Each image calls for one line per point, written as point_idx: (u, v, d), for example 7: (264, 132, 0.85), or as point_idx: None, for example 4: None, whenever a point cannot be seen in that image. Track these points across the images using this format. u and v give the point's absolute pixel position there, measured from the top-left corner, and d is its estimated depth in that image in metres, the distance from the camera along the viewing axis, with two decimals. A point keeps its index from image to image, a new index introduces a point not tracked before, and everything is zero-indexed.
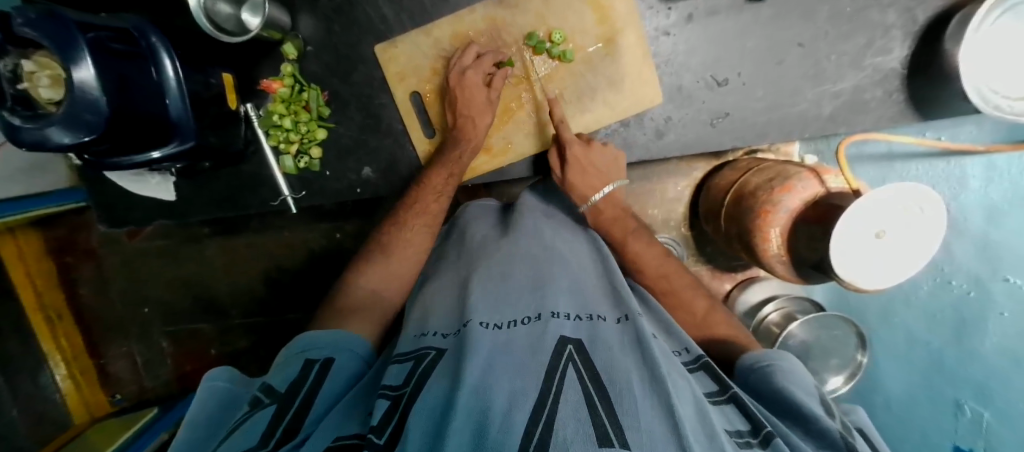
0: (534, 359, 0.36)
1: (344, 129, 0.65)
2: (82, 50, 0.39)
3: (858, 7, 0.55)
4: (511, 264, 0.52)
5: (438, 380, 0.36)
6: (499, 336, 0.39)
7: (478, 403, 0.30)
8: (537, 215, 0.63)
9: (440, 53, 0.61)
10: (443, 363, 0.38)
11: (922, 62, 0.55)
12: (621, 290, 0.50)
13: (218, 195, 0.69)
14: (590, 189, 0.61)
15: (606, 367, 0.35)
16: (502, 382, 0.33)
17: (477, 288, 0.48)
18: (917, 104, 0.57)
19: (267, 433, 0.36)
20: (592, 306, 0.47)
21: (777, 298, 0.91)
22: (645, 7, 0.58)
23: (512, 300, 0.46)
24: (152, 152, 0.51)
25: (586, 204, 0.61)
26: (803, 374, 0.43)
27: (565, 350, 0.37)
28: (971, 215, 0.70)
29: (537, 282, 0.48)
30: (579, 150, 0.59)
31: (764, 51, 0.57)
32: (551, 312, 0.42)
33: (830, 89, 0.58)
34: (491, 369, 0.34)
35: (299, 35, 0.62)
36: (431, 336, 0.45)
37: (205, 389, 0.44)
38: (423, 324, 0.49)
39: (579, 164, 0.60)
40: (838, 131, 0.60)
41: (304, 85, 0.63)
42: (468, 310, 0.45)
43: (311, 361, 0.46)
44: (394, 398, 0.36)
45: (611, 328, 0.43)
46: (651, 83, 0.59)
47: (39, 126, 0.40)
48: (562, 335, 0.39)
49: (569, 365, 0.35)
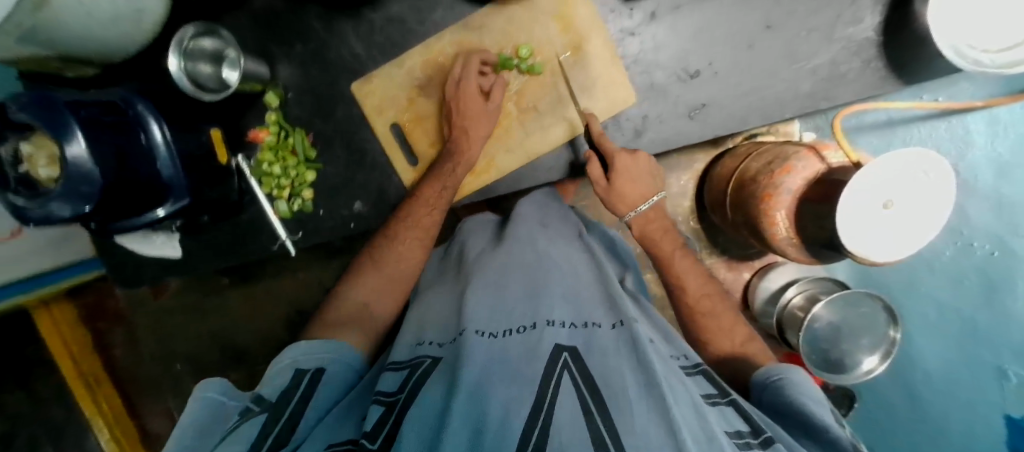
0: (529, 367, 0.36)
1: (332, 169, 0.66)
2: (72, 127, 0.41)
3: None
4: (506, 273, 0.52)
5: (437, 383, 0.36)
6: (494, 344, 0.39)
7: (476, 408, 0.31)
8: (531, 224, 0.62)
9: (414, 82, 0.62)
10: (438, 372, 0.39)
11: (895, 27, 0.54)
12: (615, 291, 0.50)
13: (220, 247, 0.71)
14: (639, 196, 0.61)
15: (601, 374, 0.35)
16: (498, 388, 0.33)
17: (473, 297, 0.48)
18: (898, 70, 0.56)
19: (255, 444, 0.36)
20: (587, 311, 0.46)
21: (799, 281, 0.89)
22: (607, 11, 0.58)
23: (507, 309, 0.46)
24: (156, 211, 0.54)
25: (633, 212, 0.63)
26: (812, 386, 0.44)
27: (561, 357, 0.37)
28: (980, 171, 0.76)
29: (531, 290, 0.49)
30: (627, 160, 0.58)
31: (733, 37, 0.57)
32: (546, 321, 0.42)
33: (806, 67, 0.57)
34: (488, 374, 0.34)
35: (279, 83, 0.63)
36: (427, 346, 0.46)
37: (197, 401, 0.44)
38: (419, 333, 0.49)
39: (628, 173, 0.59)
40: (821, 107, 0.58)
41: (289, 130, 0.64)
42: (465, 318, 0.45)
43: (303, 372, 0.46)
44: (388, 405, 0.37)
45: (607, 332, 0.43)
46: (622, 84, 0.59)
47: (41, 205, 0.42)
48: (557, 343, 0.39)
49: (564, 373, 0.35)
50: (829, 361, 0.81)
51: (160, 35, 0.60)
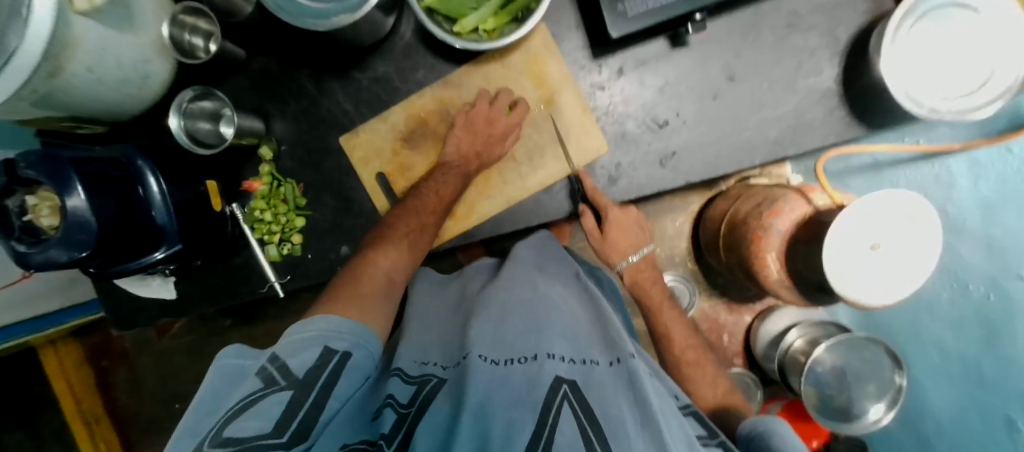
0: (531, 393, 0.38)
1: (320, 215, 0.69)
2: (74, 183, 0.45)
3: (780, 37, 0.58)
4: (508, 305, 0.50)
5: (443, 402, 0.40)
6: (497, 372, 0.40)
7: (480, 425, 0.35)
8: (524, 265, 0.60)
9: (397, 135, 0.65)
10: (442, 395, 0.41)
11: (853, 77, 0.57)
12: (611, 321, 0.51)
13: (211, 290, 0.73)
14: (630, 248, 0.68)
15: (601, 407, 0.37)
16: (501, 411, 0.36)
17: (478, 324, 0.48)
18: (861, 117, 0.58)
19: (278, 427, 0.34)
20: (585, 345, 0.46)
21: (801, 324, 0.88)
22: (577, 68, 0.62)
23: (511, 339, 0.45)
24: (154, 254, 0.57)
25: (626, 261, 0.69)
26: (794, 437, 0.43)
27: (561, 389, 0.38)
28: (969, 215, 0.75)
29: (533, 324, 0.47)
30: (618, 213, 0.64)
31: (698, 90, 0.60)
32: (548, 353, 0.43)
33: (771, 117, 0.59)
34: (492, 394, 0.38)
35: (274, 137, 0.67)
36: (432, 366, 0.48)
37: (214, 368, 0.40)
38: (422, 353, 0.51)
39: (619, 225, 0.65)
40: (789, 153, 0.60)
41: (281, 180, 0.68)
42: (471, 342, 0.45)
43: (330, 351, 0.41)
44: (401, 413, 0.41)
45: (605, 370, 0.43)
46: (594, 134, 0.61)
47: (41, 251, 0.45)
48: (558, 374, 0.40)
49: (565, 402, 0.37)
50: (835, 408, 0.78)
51: (167, 97, 0.65)
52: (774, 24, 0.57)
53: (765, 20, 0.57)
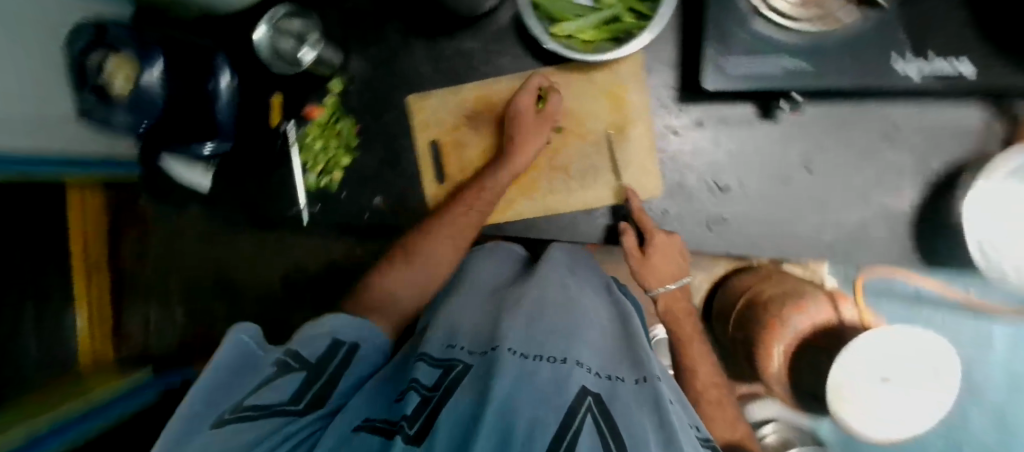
0: (557, 393, 0.28)
1: (365, 160, 0.69)
2: (156, 59, 0.50)
3: (871, 145, 0.56)
4: (539, 304, 0.42)
5: (467, 390, 0.29)
6: (524, 367, 0.31)
7: (502, 414, 0.25)
8: (560, 268, 0.52)
9: (463, 110, 0.66)
10: (468, 381, 0.31)
11: (930, 210, 0.56)
12: (638, 340, 0.43)
13: (245, 198, 0.72)
14: (669, 276, 0.59)
15: (628, 423, 0.28)
16: (526, 403, 0.26)
17: (508, 317, 0.40)
18: (924, 252, 0.56)
19: (294, 398, 0.36)
20: (607, 360, 0.38)
21: (778, 422, 0.85)
22: (658, 106, 0.61)
23: (540, 337, 0.36)
24: (204, 147, 0.57)
25: (661, 288, 0.60)
26: None
27: (586, 399, 0.29)
28: (994, 381, 0.75)
29: (565, 329, 0.39)
30: (664, 239, 0.57)
31: (771, 168, 0.59)
32: (576, 361, 0.33)
33: (833, 218, 0.58)
34: (519, 386, 0.28)
35: (347, 73, 0.68)
36: (461, 351, 0.38)
37: (229, 347, 0.37)
38: (452, 335, 0.42)
39: (664, 251, 0.58)
40: (838, 261, 0.59)
41: (340, 116, 0.69)
42: (500, 334, 0.36)
43: (337, 343, 0.43)
44: (425, 399, 0.30)
45: (630, 388, 0.34)
46: (652, 174, 0.61)
47: (107, 109, 0.50)
48: (584, 384, 0.30)
49: (589, 413, 0.27)
50: None
51: (261, 4, 0.66)
52: (866, 130, 0.56)
53: (859, 122, 0.56)
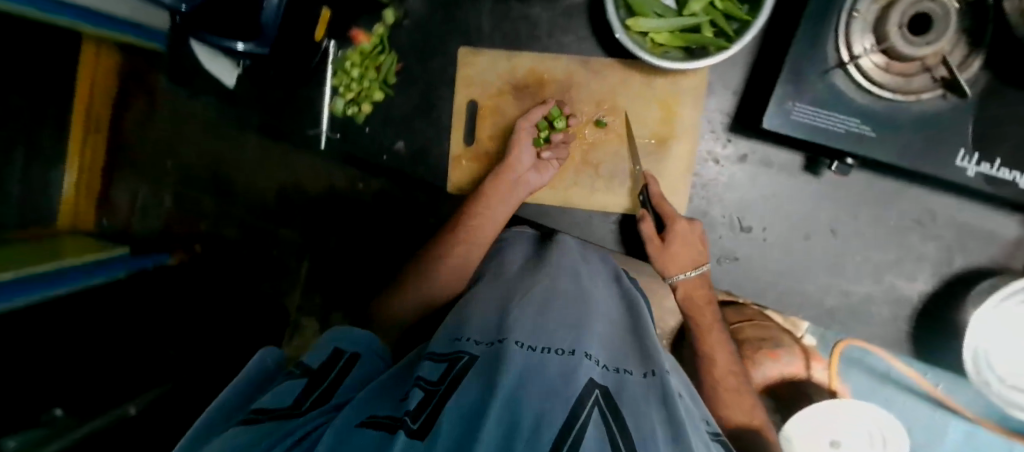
0: (564, 384, 0.28)
1: (399, 101, 0.67)
2: None
3: (899, 226, 0.57)
4: (549, 295, 0.42)
5: (472, 381, 0.29)
6: (531, 359, 0.30)
7: (508, 411, 0.24)
8: (574, 257, 0.53)
9: (512, 76, 0.63)
10: (475, 373, 0.30)
11: (934, 303, 0.58)
12: (647, 332, 0.42)
13: (267, 105, 0.71)
14: (687, 262, 0.56)
15: (635, 417, 0.28)
16: (534, 395, 0.26)
17: (515, 309, 0.39)
18: (915, 338, 0.59)
19: (294, 402, 0.31)
20: (617, 352, 0.38)
21: None
22: (707, 129, 0.59)
23: (548, 329, 0.36)
24: (237, 43, 0.55)
25: (679, 275, 0.56)
26: None
27: (593, 394, 0.28)
28: None
29: (575, 319, 0.38)
30: (682, 225, 0.55)
31: (800, 222, 0.58)
32: (586, 353, 0.33)
33: (841, 287, 0.59)
34: (527, 379, 0.28)
35: (404, 8, 0.65)
36: (467, 343, 0.36)
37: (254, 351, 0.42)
38: (458, 329, 0.39)
39: (681, 238, 0.56)
40: (832, 327, 0.60)
41: (385, 48, 0.66)
42: (508, 326, 0.36)
43: (339, 351, 0.39)
44: (429, 392, 0.29)
45: (638, 379, 0.34)
46: (680, 193, 0.59)
47: None
48: (591, 377, 0.30)
49: (596, 407, 0.27)
50: None
51: None
52: (901, 211, 0.56)
53: (898, 201, 0.56)
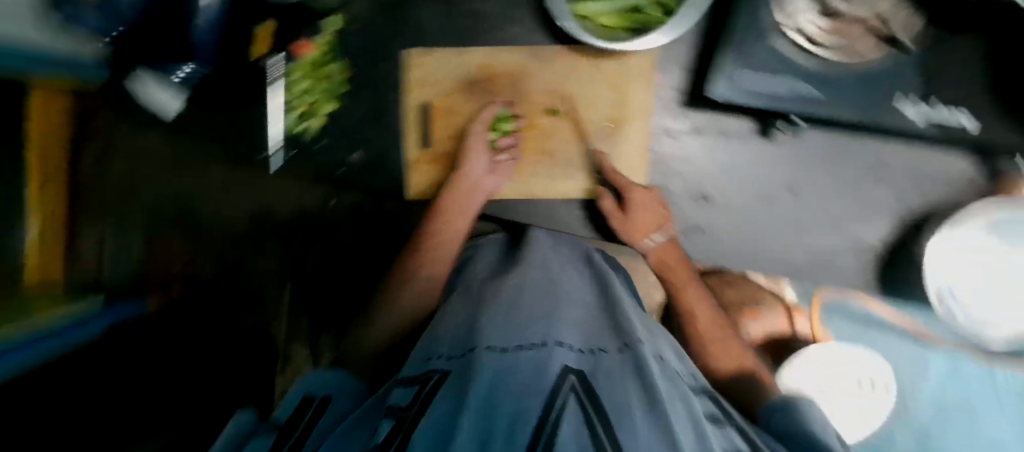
0: (537, 380, 0.28)
1: (352, 110, 0.66)
2: None
3: (855, 177, 0.58)
4: (517, 292, 0.41)
5: (444, 399, 0.28)
6: (502, 361, 0.29)
7: (480, 431, 0.24)
8: (545, 249, 0.53)
9: (462, 74, 0.63)
10: (447, 389, 0.29)
11: (894, 248, 0.59)
12: (620, 307, 0.42)
13: (214, 131, 0.69)
14: (649, 228, 0.57)
15: (609, 392, 0.28)
16: (507, 401, 0.26)
17: (486, 313, 0.39)
18: (882, 284, 0.60)
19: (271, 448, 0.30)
20: (591, 333, 0.37)
21: None
22: (660, 105, 0.60)
23: (519, 325, 0.35)
24: None
25: (648, 241, 0.57)
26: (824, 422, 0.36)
27: (567, 381, 0.27)
28: None
29: (546, 311, 0.37)
30: (641, 195, 0.58)
31: (760, 186, 0.59)
32: (557, 341, 0.32)
33: (805, 243, 0.60)
34: (498, 385, 0.27)
35: (346, 16, 0.64)
36: (439, 360, 0.35)
37: None
38: (430, 345, 0.39)
39: (640, 207, 0.57)
40: (803, 283, 0.61)
41: (333, 58, 0.65)
42: (478, 333, 0.35)
43: (308, 398, 0.39)
44: (400, 419, 0.29)
45: (614, 356, 0.33)
46: (639, 171, 0.60)
47: None
48: (564, 365, 0.29)
49: (571, 395, 0.26)
50: None
51: None
52: (854, 163, 0.58)
53: (848, 154, 0.58)
